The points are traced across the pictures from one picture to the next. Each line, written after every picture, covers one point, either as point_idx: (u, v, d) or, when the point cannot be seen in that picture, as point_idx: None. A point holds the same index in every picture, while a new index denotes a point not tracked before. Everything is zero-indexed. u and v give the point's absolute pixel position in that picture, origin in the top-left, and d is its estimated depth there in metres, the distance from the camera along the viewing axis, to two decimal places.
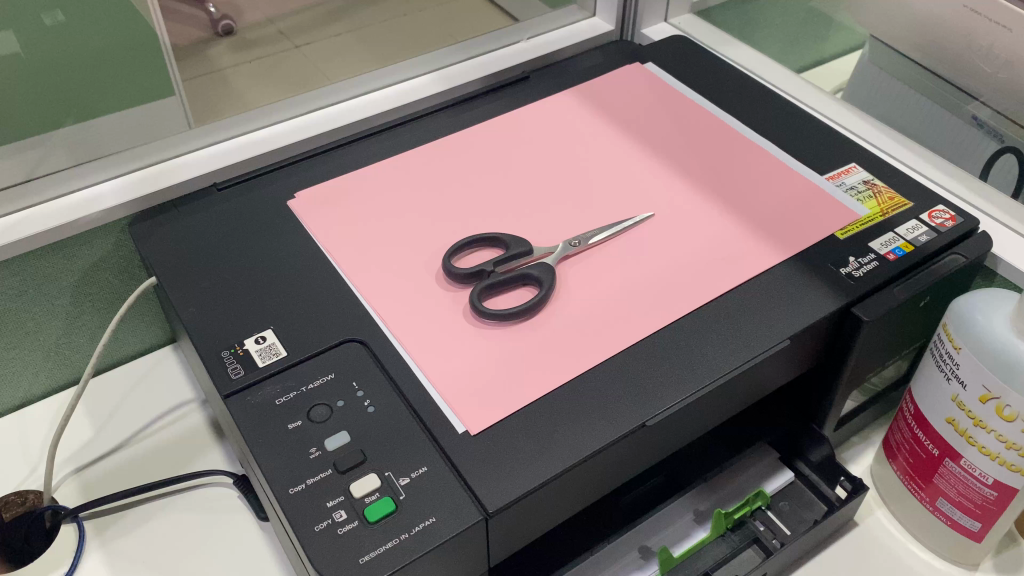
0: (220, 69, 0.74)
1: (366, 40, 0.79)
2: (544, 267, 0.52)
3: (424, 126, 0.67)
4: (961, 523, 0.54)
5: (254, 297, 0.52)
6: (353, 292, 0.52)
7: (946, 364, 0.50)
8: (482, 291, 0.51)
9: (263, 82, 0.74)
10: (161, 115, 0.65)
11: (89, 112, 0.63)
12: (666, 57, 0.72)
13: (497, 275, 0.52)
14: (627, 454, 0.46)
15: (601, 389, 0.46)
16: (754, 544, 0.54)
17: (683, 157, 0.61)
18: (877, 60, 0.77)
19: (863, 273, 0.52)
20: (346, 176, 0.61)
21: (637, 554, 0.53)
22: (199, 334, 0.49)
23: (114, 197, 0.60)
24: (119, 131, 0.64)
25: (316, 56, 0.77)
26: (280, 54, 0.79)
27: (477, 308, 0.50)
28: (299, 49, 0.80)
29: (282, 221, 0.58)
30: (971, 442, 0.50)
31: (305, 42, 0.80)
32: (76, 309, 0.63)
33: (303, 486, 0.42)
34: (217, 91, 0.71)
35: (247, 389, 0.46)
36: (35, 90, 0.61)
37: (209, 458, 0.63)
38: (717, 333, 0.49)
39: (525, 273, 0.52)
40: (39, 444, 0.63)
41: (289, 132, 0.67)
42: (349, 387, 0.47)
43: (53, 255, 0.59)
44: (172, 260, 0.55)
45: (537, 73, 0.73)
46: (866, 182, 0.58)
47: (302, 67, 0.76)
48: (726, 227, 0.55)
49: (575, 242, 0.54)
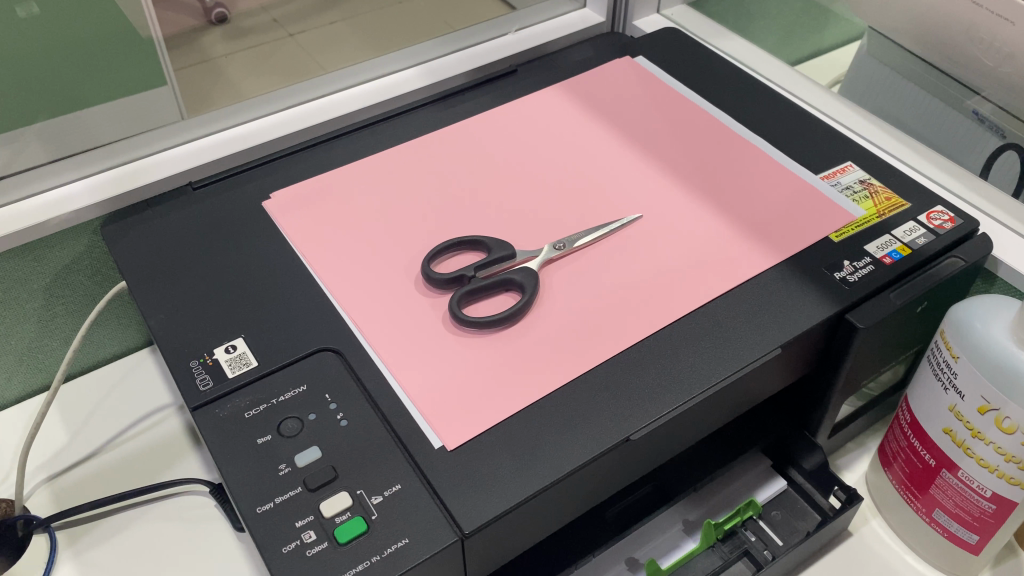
0: (211, 59, 0.69)
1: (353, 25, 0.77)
2: (527, 272, 0.50)
3: (407, 123, 0.65)
4: (959, 535, 0.52)
5: (225, 302, 0.50)
6: (328, 298, 0.50)
7: (943, 373, 0.48)
8: (460, 297, 0.49)
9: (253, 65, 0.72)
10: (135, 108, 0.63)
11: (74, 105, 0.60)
12: (657, 50, 0.70)
13: (478, 280, 0.50)
14: (610, 470, 0.45)
15: (585, 401, 0.45)
16: (744, 557, 0.52)
17: (673, 156, 0.59)
18: (876, 52, 0.75)
19: (858, 278, 0.50)
20: (325, 175, 0.59)
21: (624, 566, 0.52)
22: (167, 343, 0.48)
23: (85, 198, 0.58)
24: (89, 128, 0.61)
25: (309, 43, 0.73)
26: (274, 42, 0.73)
27: (454, 315, 0.48)
28: (293, 37, 0.74)
29: (256, 223, 0.56)
30: (969, 453, 0.48)
31: (300, 30, 0.74)
32: (47, 312, 0.62)
33: (271, 505, 0.41)
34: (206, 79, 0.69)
35: (216, 402, 0.45)
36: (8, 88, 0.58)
37: (186, 466, 0.61)
38: (705, 342, 0.47)
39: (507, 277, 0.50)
40: (11, 451, 0.62)
41: (267, 129, 0.65)
42: (321, 400, 0.45)
43: (25, 258, 0.58)
44: (142, 264, 0.53)
45: (525, 67, 0.71)
46: (862, 181, 0.56)
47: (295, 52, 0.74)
48: (716, 229, 0.53)
49: (561, 245, 0.52)
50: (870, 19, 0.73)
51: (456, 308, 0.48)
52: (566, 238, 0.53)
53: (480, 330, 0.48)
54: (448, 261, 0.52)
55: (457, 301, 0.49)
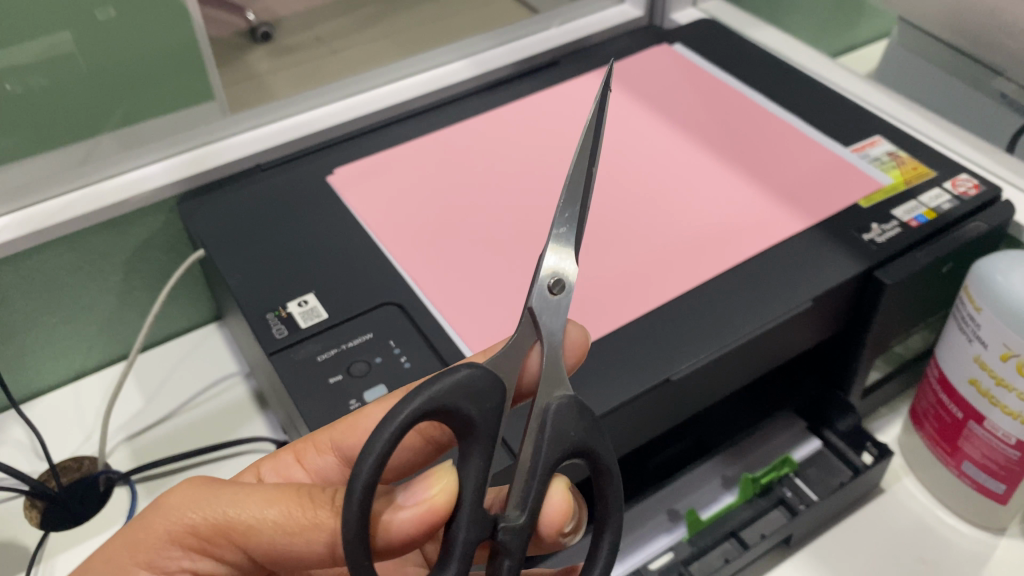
0: (257, 75, 0.73)
1: (404, 47, 0.77)
2: (464, 387, 0.33)
3: (458, 110, 0.70)
4: (987, 486, 0.55)
5: (297, 264, 0.54)
6: (389, 259, 0.55)
7: (968, 326, 0.51)
8: (536, 504, 0.34)
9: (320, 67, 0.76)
10: (189, 120, 0.67)
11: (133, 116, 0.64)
12: (693, 40, 0.74)
13: (532, 443, 0.35)
14: (651, 410, 0.48)
15: (628, 346, 0.48)
16: (780, 506, 0.55)
17: (711, 134, 0.63)
18: (906, 39, 0.78)
19: (886, 239, 0.53)
20: (382, 154, 0.64)
21: (665, 516, 0.55)
22: (244, 299, 0.52)
23: (163, 178, 0.63)
24: (165, 128, 0.66)
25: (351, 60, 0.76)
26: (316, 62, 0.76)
27: (504, 546, 0.33)
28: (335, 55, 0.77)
29: (323, 197, 0.60)
30: (994, 402, 0.51)
31: (341, 48, 0.77)
32: (127, 285, 0.66)
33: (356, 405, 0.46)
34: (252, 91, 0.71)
35: (290, 347, 0.49)
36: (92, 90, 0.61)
37: (252, 427, 0.66)
38: (743, 297, 0.50)
39: (455, 413, 0.32)
40: (93, 413, 0.66)
41: (329, 116, 0.69)
42: (386, 345, 0.49)
43: (109, 231, 0.62)
44: (216, 231, 0.57)
45: (568, 58, 0.75)
46: (890, 153, 0.60)
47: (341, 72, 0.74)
48: (753, 198, 0.57)
49: (557, 288, 0.38)
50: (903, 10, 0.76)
51: (508, 498, 0.35)
52: (569, 278, 0.38)
53: (423, 529, 0.32)
54: (590, 429, 0.35)
55: (528, 513, 0.34)
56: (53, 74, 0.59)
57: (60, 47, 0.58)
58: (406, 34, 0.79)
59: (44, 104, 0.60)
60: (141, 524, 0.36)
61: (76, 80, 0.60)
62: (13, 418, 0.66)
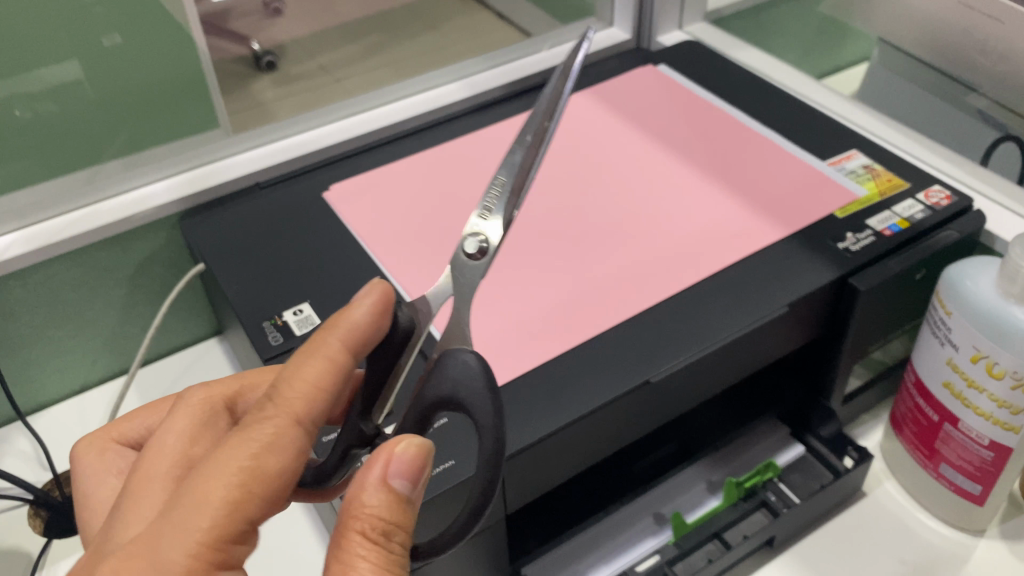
0: (261, 103, 0.76)
1: (400, 74, 0.80)
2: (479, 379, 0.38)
3: (452, 129, 0.72)
4: (964, 487, 0.56)
5: (294, 276, 0.57)
6: (382, 271, 0.57)
7: (939, 330, 0.53)
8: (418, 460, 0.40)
9: (316, 91, 0.78)
10: (198, 143, 0.70)
11: (136, 142, 0.68)
12: (678, 60, 0.77)
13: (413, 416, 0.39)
14: (633, 411, 0.50)
15: (608, 350, 0.50)
16: (763, 508, 0.56)
17: (694, 149, 0.65)
18: (885, 61, 0.80)
19: (860, 247, 0.55)
20: (376, 172, 0.66)
21: (651, 520, 0.56)
22: (242, 310, 0.54)
23: (166, 195, 0.65)
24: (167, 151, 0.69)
25: (352, 86, 0.79)
26: (320, 88, 0.79)
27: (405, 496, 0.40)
28: (339, 83, 0.79)
29: (320, 212, 0.62)
30: (967, 404, 0.52)
31: (345, 77, 0.80)
32: (130, 299, 0.68)
33: None
34: (252, 114, 0.74)
35: (285, 354, 0.51)
36: (96, 115, 0.65)
37: None
38: (722, 303, 0.52)
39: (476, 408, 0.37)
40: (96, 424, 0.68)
41: (326, 135, 0.72)
42: None
43: (112, 247, 0.64)
44: (215, 245, 0.60)
45: (558, 80, 0.78)
46: (866, 166, 0.62)
47: (339, 97, 0.77)
48: (731, 209, 0.59)
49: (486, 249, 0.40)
50: (882, 30, 0.79)
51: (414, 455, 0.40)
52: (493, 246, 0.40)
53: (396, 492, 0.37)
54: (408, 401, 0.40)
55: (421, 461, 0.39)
56: (61, 100, 0.63)
57: (68, 75, 0.62)
58: (405, 62, 0.82)
59: (50, 126, 0.63)
60: (133, 512, 0.33)
61: (83, 102, 0.64)
62: (18, 430, 0.68)
